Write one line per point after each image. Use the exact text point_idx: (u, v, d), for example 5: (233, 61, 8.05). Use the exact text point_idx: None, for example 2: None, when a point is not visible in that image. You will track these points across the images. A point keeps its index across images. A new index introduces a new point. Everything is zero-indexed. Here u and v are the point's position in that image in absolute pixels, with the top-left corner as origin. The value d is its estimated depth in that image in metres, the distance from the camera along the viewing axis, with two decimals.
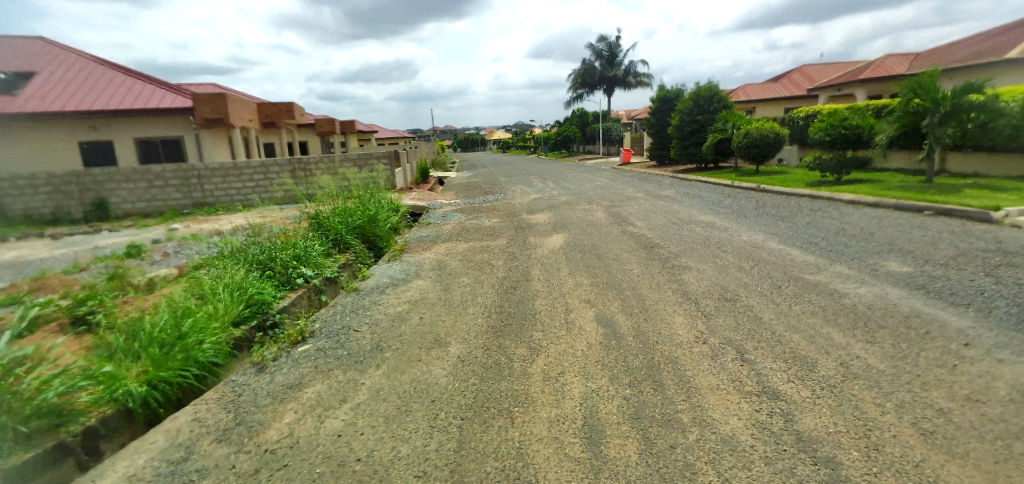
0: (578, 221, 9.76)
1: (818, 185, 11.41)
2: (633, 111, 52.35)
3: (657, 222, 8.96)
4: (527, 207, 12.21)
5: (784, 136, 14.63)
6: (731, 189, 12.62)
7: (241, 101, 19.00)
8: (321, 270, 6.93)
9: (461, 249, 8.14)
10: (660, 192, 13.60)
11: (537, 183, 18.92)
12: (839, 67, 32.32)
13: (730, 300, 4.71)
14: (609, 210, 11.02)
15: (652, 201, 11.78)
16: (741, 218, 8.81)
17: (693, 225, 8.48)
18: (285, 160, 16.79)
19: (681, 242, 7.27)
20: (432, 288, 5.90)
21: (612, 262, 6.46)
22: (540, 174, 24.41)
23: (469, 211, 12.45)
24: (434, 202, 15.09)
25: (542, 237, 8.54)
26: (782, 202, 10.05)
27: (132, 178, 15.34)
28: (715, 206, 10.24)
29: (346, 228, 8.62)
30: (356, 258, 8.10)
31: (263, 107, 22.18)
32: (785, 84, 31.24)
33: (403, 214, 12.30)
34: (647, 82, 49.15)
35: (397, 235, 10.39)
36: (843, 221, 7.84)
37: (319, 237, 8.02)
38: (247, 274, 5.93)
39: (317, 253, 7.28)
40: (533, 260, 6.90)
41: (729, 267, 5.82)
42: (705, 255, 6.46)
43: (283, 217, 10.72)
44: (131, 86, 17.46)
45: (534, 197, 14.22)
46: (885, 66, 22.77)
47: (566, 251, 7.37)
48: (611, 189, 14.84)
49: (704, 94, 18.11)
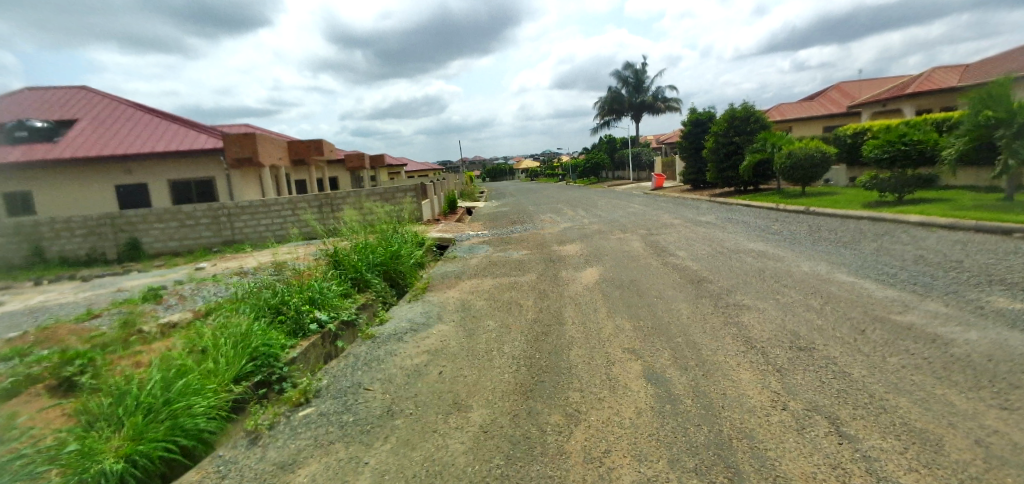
0: (613, 252, 9.10)
1: (876, 206, 10.38)
2: (662, 136, 51.56)
3: (700, 252, 8.23)
4: (557, 238, 11.63)
5: (832, 155, 13.62)
6: (776, 213, 11.74)
7: (271, 140, 19.39)
8: (337, 313, 6.49)
9: (487, 286, 7.58)
10: (697, 217, 12.81)
11: (566, 211, 18.39)
12: (882, 82, 30.89)
13: (804, 351, 3.94)
14: (644, 238, 10.33)
15: (690, 228, 11.02)
16: (795, 245, 7.97)
17: (741, 254, 7.69)
18: (313, 195, 16.96)
19: (731, 275, 6.52)
20: (455, 335, 5.31)
21: (653, 301, 5.76)
22: (569, 201, 23.87)
23: (497, 243, 11.96)
24: (461, 234, 14.72)
25: (575, 271, 7.90)
26: (837, 226, 9.13)
27: (166, 218, 15.64)
28: (759, 231, 9.44)
29: (367, 266, 8.22)
30: (376, 298, 7.65)
31: (294, 145, 22.65)
32: (823, 102, 30.01)
33: (428, 248, 11.89)
34: (676, 106, 48.47)
35: (421, 272, 9.94)
36: (916, 247, 6.91)
37: (339, 277, 7.62)
38: (257, 322, 5.52)
39: (335, 295, 6.86)
40: (565, 299, 6.26)
41: (793, 308, 5.03)
42: (761, 291, 5.69)
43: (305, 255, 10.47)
44: (168, 130, 18.15)
45: (565, 227, 13.64)
46: (935, 77, 21.39)
47: (601, 287, 6.71)
48: (644, 216, 14.14)
49: (740, 115, 17.34)
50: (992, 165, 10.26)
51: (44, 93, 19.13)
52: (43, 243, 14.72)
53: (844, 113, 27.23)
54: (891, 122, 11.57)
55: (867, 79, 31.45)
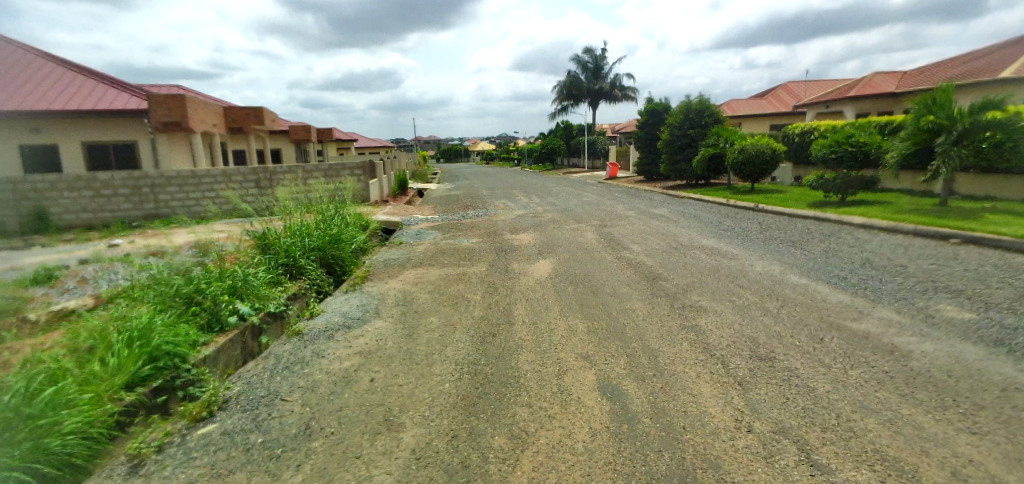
0: (567, 243, 8.80)
1: (822, 206, 10.67)
2: (617, 126, 52.11)
3: (656, 247, 8.06)
4: (511, 226, 11.21)
5: (781, 153, 13.91)
6: (727, 208, 11.88)
7: (205, 105, 17.67)
8: (262, 303, 5.75)
9: (433, 276, 7.05)
10: (652, 210, 12.76)
11: (521, 197, 18.00)
12: (823, 85, 32.42)
13: (765, 361, 3.74)
14: (600, 230, 10.10)
15: (646, 221, 10.91)
16: (748, 243, 7.96)
17: (697, 250, 7.57)
18: (249, 169, 15.69)
19: (687, 272, 6.34)
20: (392, 334, 4.78)
21: (609, 299, 5.47)
22: (524, 187, 23.50)
23: (447, 229, 11.39)
24: (410, 217, 14.02)
25: (527, 262, 7.51)
26: (787, 224, 9.26)
27: (77, 187, 13.84)
28: (713, 227, 9.45)
29: (301, 251, 7.46)
30: (309, 285, 6.94)
31: (229, 112, 20.80)
32: (769, 101, 31.11)
33: (373, 231, 11.14)
34: (632, 96, 48.99)
35: (363, 257, 9.24)
36: (863, 249, 7.04)
37: (267, 262, 6.83)
38: (161, 312, 4.72)
39: (262, 283, 6.10)
40: (517, 294, 5.86)
41: (750, 311, 4.87)
42: (718, 290, 5.54)
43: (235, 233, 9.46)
44: (81, 85, 16.04)
45: (519, 214, 13.23)
46: (872, 84, 22.52)
47: (556, 281, 6.37)
48: (600, 206, 13.97)
49: (695, 108, 17.48)
50: (926, 171, 10.80)
51: None
52: None
53: (788, 113, 28.35)
54: (839, 124, 11.89)
55: (809, 82, 32.90)
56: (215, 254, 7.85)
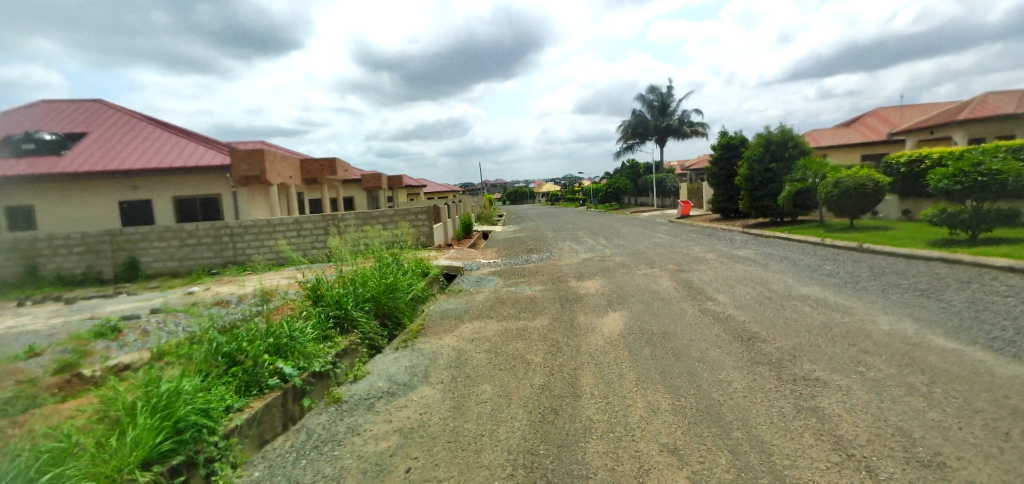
0: (639, 293, 7.91)
1: (948, 246, 8.98)
2: (687, 163, 50.25)
3: (744, 297, 6.99)
4: (575, 272, 10.46)
5: (885, 185, 12.20)
6: (824, 249, 10.42)
7: (282, 158, 18.90)
8: (307, 362, 5.40)
9: (490, 331, 6.43)
10: (733, 252, 11.50)
11: (586, 239, 17.22)
12: (923, 110, 29.28)
13: (933, 470, 2.58)
14: (675, 277, 9.07)
15: (728, 265, 9.72)
16: (860, 292, 6.64)
17: (798, 303, 6.39)
18: (320, 217, 16.36)
19: (788, 332, 5.25)
20: (439, 406, 4.16)
21: (694, 366, 4.54)
22: (589, 228, 22.72)
23: (508, 275, 10.87)
24: (470, 262, 13.63)
25: (595, 316, 6.70)
26: (905, 268, 7.76)
27: (167, 236, 15.00)
28: (811, 273, 8.13)
29: (355, 302, 7.19)
30: (360, 339, 6.57)
31: (305, 163, 22.15)
32: (861, 130, 28.46)
33: (434, 277, 10.90)
34: (702, 132, 47.30)
35: (421, 306, 8.87)
36: (1022, 301, 5.52)
37: (319, 314, 6.58)
38: (197, 373, 4.44)
39: (309, 338, 5.79)
40: (582, 358, 5.06)
41: (886, 387, 3.73)
42: (835, 357, 4.43)
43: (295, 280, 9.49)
44: (177, 145, 17.76)
45: (584, 258, 12.48)
46: (990, 104, 19.78)
47: (628, 340, 5.51)
48: (673, 248, 12.86)
49: (777, 140, 16.10)
50: None
51: (58, 107, 19.09)
52: (39, 260, 14.16)
53: (884, 141, 25.68)
54: (961, 150, 10.19)
55: (907, 107, 29.86)
56: (272, 304, 7.78)
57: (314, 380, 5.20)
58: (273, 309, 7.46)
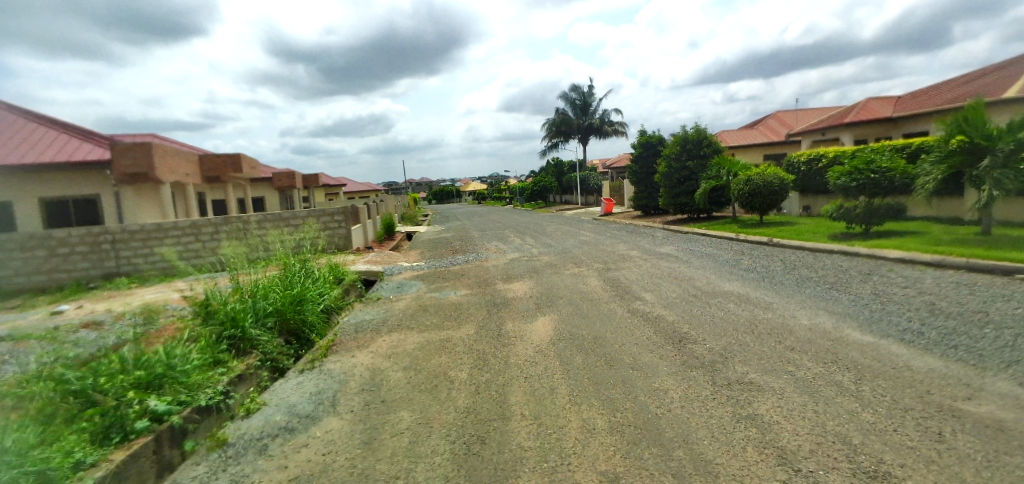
0: (567, 294, 7.68)
1: (847, 239, 9.73)
2: (608, 162, 52.08)
3: (672, 295, 6.97)
4: (503, 273, 10.08)
5: (790, 183, 13.09)
6: (741, 244, 10.90)
7: (175, 153, 16.72)
8: (190, 395, 4.47)
9: (411, 345, 5.84)
10: (657, 249, 11.73)
11: (514, 238, 16.97)
12: (812, 114, 32.45)
13: (880, 482, 2.44)
14: (603, 275, 8.97)
15: (654, 262, 9.83)
16: (778, 286, 6.86)
17: (723, 299, 6.45)
18: (221, 218, 14.62)
19: (717, 331, 5.20)
20: (346, 442, 3.53)
21: (629, 373, 4.29)
22: (516, 227, 22.55)
23: (432, 278, 10.26)
24: (392, 266, 12.83)
25: (523, 321, 6.33)
26: (814, 261, 8.23)
27: (27, 246, 12.57)
28: (732, 268, 8.37)
29: (253, 317, 6.26)
30: (259, 360, 5.70)
31: (205, 160, 19.84)
32: (760, 131, 30.93)
33: (349, 284, 10.09)
34: (622, 131, 49.17)
35: (335, 317, 8.04)
36: (918, 290, 5.94)
37: (206, 335, 5.61)
38: (28, 426, 3.40)
39: (194, 365, 4.84)
40: (510, 371, 4.65)
41: (818, 386, 3.67)
42: (766, 356, 4.38)
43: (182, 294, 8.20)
44: (39, 136, 15.04)
45: (512, 257, 12.15)
46: (866, 110, 22.23)
47: (559, 347, 5.18)
48: (601, 245, 12.91)
49: (692, 140, 16.84)
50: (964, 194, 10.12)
51: None
52: None
53: (781, 142, 28.06)
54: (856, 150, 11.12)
55: (798, 111, 32.95)
56: (149, 326, 6.59)
57: (197, 416, 4.29)
58: (150, 331, 6.30)
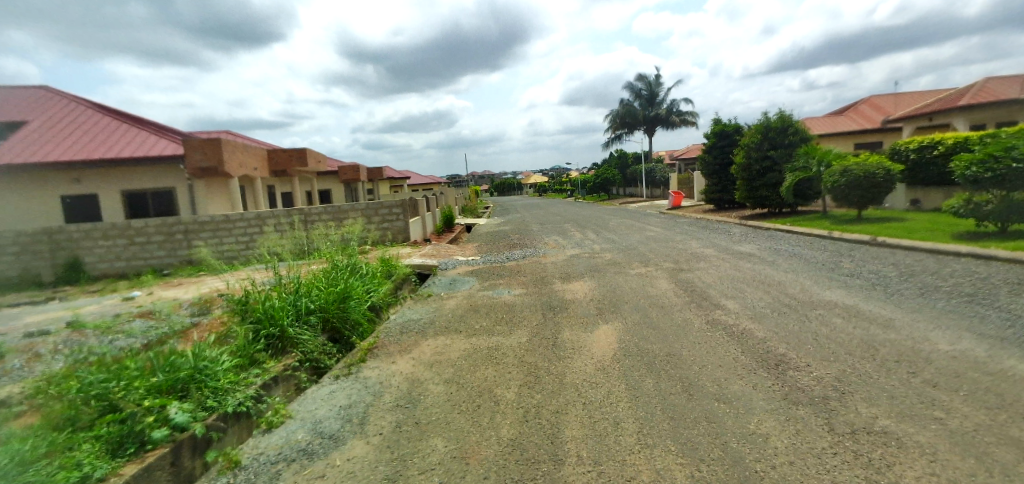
0: (633, 298, 6.85)
1: (979, 239, 8.07)
2: (677, 153, 49.37)
3: (759, 304, 5.95)
4: (562, 271, 9.35)
5: (897, 173, 11.27)
6: (836, 244, 9.46)
7: (244, 149, 17.43)
8: (218, 402, 3.99)
9: (455, 352, 5.28)
10: (734, 247, 10.51)
11: (574, 233, 16.15)
12: (918, 97, 28.60)
13: None
14: (674, 277, 8.01)
15: (732, 263, 8.71)
16: (895, 299, 5.62)
17: (825, 314, 5.36)
18: (285, 210, 15.05)
19: (824, 356, 4.20)
20: (367, 476, 2.97)
21: (712, 409, 3.46)
22: (577, 220, 21.66)
23: (487, 276, 9.73)
24: (447, 260, 12.45)
25: (583, 330, 5.59)
26: (934, 267, 6.84)
27: (113, 234, 13.56)
28: (831, 273, 7.14)
29: (293, 314, 5.96)
30: (297, 361, 5.37)
31: (273, 154, 20.66)
32: (855, 117, 27.68)
33: (402, 279, 9.86)
34: (692, 120, 46.30)
35: (384, 315, 7.69)
36: None
37: (243, 336, 5.36)
38: (40, 435, 3.04)
39: (225, 368, 4.45)
40: (564, 394, 3.95)
41: (985, 447, 2.56)
42: (899, 395, 3.30)
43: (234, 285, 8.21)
44: (126, 134, 16.20)
45: (571, 254, 11.39)
46: (993, 88, 19.00)
47: (622, 366, 4.41)
48: (668, 243, 11.84)
49: (776, 126, 15.11)
50: None
51: None
52: None
53: (879, 129, 24.93)
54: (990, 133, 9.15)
55: (901, 93, 29.16)
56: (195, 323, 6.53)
57: (223, 424, 3.80)
58: (194, 328, 6.23)
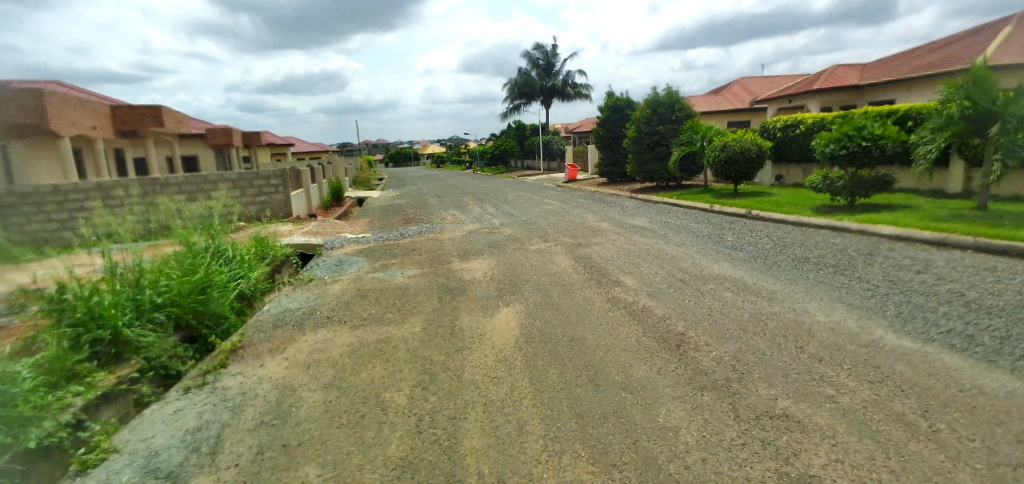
0: (533, 275, 6.58)
1: (833, 212, 9.07)
2: (572, 127, 50.83)
3: (656, 279, 5.98)
4: (460, 248, 8.84)
5: (767, 150, 12.34)
6: (718, 217, 10.11)
7: (78, 103, 13.66)
8: (11, 436, 2.84)
9: (337, 349, 4.54)
10: (629, 221, 10.77)
11: (473, 206, 15.64)
12: (775, 82, 32.15)
13: None
14: (574, 252, 7.89)
15: (629, 237, 8.85)
16: (774, 270, 6.01)
17: (717, 288, 5.51)
18: (131, 180, 12.46)
19: (722, 334, 4.24)
20: None
21: (622, 400, 3.20)
22: (475, 193, 21.15)
23: (378, 254, 8.92)
24: (333, 237, 11.28)
25: (483, 314, 5.16)
26: (803, 238, 7.52)
27: None
28: (718, 246, 7.50)
29: (133, 311, 4.68)
30: (137, 371, 4.19)
31: (118, 111, 16.80)
32: (726, 98, 30.40)
33: (278, 261, 8.66)
34: (586, 94, 47.65)
35: (257, 304, 6.59)
36: (934, 275, 5.25)
37: (54, 342, 3.99)
38: None
39: (27, 390, 3.23)
40: (465, 393, 3.48)
41: (876, 426, 2.69)
42: (793, 372, 3.44)
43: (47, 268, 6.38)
44: None
45: (470, 228, 10.91)
46: (834, 77, 21.86)
47: (526, 356, 4.04)
48: (568, 216, 11.84)
49: (664, 103, 15.82)
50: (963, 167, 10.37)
51: None
52: None
53: (745, 110, 27.65)
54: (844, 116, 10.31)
55: (762, 78, 32.61)
56: None
57: (21, 466, 2.83)
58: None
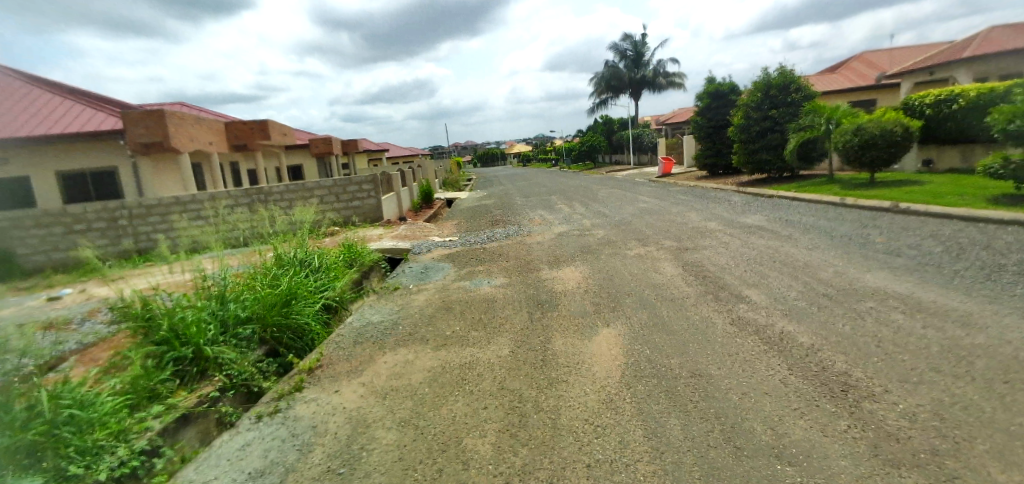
0: (636, 287, 5.77)
1: (1018, 204, 7.10)
2: (664, 119, 47.97)
3: (791, 295, 4.87)
4: (550, 253, 8.21)
5: (915, 131, 10.20)
6: (855, 213, 8.47)
7: (195, 121, 15.17)
8: (86, 465, 2.68)
9: (417, 375, 4.09)
10: (740, 219, 9.46)
11: (562, 205, 14.95)
12: (912, 53, 27.52)
13: None
14: (680, 258, 6.92)
15: (744, 239, 7.65)
16: (954, 282, 4.61)
17: (876, 306, 4.32)
18: (241, 190, 13.50)
19: (901, 377, 3.13)
20: None
21: (778, 480, 2.32)
22: (563, 192, 20.42)
23: (465, 261, 8.57)
24: (421, 241, 11.21)
25: (582, 337, 4.46)
26: (985, 239, 5.87)
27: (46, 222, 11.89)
28: (865, 250, 6.11)
29: (218, 327, 4.58)
30: (217, 391, 3.89)
31: (232, 126, 18.50)
32: (848, 74, 26.56)
33: (367, 268, 8.71)
34: (679, 82, 44.67)
35: (345, 313, 6.48)
36: None
37: (141, 361, 3.93)
38: None
39: (103, 414, 3.07)
40: (564, 448, 2.80)
41: None
42: None
43: (158, 273, 6.77)
44: (55, 106, 13.86)
45: (559, 231, 10.25)
46: (999, 38, 17.94)
47: (635, 397, 3.29)
48: (666, 215, 10.75)
49: (777, 84, 13.93)
50: None
51: None
52: None
53: (876, 86, 23.87)
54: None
55: (895, 49, 28.07)
56: (90, 341, 5.03)
57: None
58: (84, 351, 4.72)
